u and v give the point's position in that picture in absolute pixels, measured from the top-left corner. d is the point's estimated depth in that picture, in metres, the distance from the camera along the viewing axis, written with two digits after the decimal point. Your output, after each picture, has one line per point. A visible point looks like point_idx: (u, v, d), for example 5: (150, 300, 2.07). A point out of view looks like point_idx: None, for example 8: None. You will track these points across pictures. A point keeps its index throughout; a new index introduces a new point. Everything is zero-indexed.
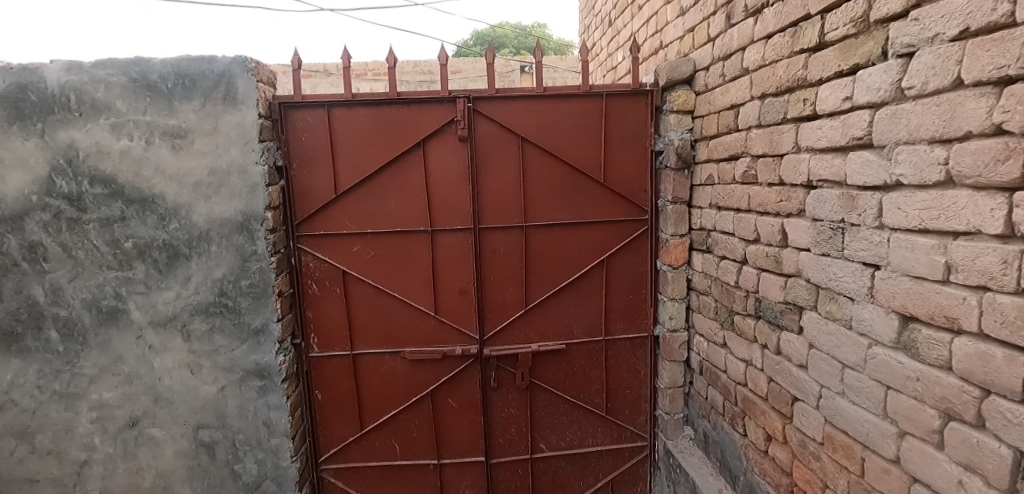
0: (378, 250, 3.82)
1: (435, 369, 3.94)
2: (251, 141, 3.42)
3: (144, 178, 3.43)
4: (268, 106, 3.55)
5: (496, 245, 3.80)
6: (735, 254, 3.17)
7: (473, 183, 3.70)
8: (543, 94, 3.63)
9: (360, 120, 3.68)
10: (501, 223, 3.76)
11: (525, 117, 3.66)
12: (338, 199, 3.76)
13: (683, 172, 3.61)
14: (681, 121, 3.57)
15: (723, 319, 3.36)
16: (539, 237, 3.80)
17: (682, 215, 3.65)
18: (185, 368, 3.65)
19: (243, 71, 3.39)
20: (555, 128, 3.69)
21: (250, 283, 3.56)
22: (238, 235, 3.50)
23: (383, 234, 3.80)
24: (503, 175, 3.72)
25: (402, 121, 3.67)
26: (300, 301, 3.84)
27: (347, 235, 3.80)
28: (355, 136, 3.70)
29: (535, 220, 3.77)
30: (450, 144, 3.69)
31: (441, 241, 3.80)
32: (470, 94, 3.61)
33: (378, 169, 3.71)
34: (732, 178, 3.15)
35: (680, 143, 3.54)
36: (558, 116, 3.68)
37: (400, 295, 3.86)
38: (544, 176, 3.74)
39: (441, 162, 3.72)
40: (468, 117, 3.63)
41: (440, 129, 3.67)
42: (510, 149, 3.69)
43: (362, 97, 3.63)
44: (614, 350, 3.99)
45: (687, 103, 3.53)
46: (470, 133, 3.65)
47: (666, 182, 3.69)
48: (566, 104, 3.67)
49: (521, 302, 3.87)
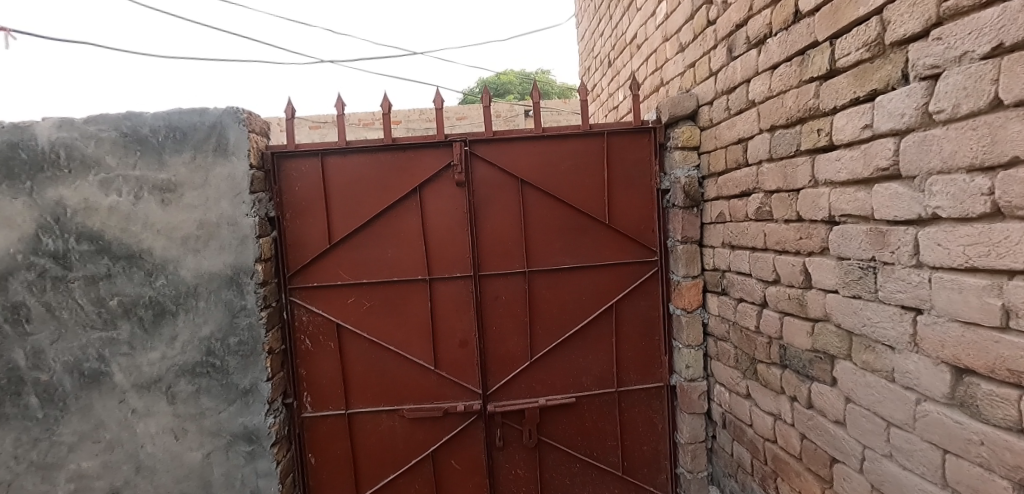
0: (374, 300, 3.64)
1: (436, 428, 3.66)
2: (241, 193, 3.32)
3: (132, 233, 3.32)
4: (260, 157, 3.47)
5: (498, 292, 3.60)
6: (753, 296, 2.90)
7: (472, 228, 3.54)
8: (542, 135, 3.52)
9: (354, 167, 3.58)
10: (502, 269, 3.58)
11: (524, 159, 3.54)
12: (332, 249, 3.61)
13: (691, 210, 3.43)
14: (687, 157, 3.41)
15: (744, 368, 3.06)
16: (543, 283, 3.60)
17: (693, 255, 3.44)
18: (168, 433, 3.42)
19: (235, 121, 3.33)
20: (556, 169, 3.55)
21: (238, 340, 3.37)
22: (227, 290, 3.35)
23: (379, 284, 3.63)
24: (503, 219, 3.56)
25: (397, 167, 3.56)
26: (292, 358, 3.63)
27: (342, 285, 3.63)
28: (349, 183, 3.59)
29: (538, 265, 3.59)
30: (447, 189, 3.56)
31: (440, 289, 3.62)
32: (467, 137, 3.50)
33: (373, 216, 3.58)
34: (744, 215, 2.94)
35: (687, 181, 3.37)
36: (558, 156, 3.55)
37: (398, 349, 3.64)
38: (545, 218, 3.57)
39: (438, 207, 3.58)
40: (465, 161, 3.51)
41: (437, 173, 3.55)
42: (510, 192, 3.55)
43: (357, 144, 3.54)
44: (629, 403, 3.70)
45: (692, 138, 3.38)
46: (468, 177, 3.52)
47: (675, 221, 3.50)
48: (567, 144, 3.55)
49: (526, 353, 3.63)
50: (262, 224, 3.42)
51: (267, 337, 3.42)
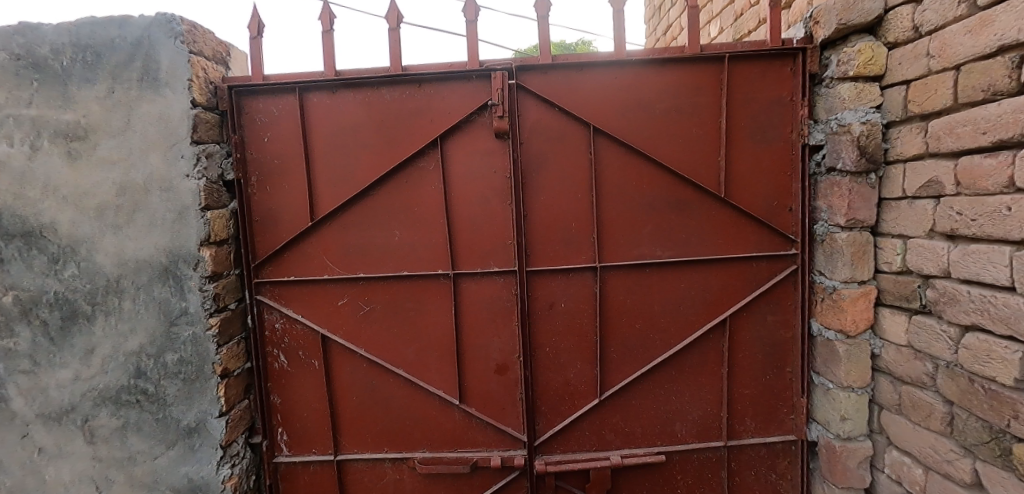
0: (376, 303, 2.55)
1: (460, 486, 2.58)
2: (178, 143, 2.26)
3: (29, 200, 2.27)
4: (208, 93, 2.38)
5: (555, 298, 2.43)
6: (1016, 328, 1.65)
7: (519, 201, 2.37)
8: (627, 62, 2.28)
9: (348, 111, 2.45)
10: (562, 263, 2.40)
11: (599, 96, 2.31)
12: (315, 230, 2.51)
13: (865, 177, 2.15)
14: (864, 93, 2.13)
15: (973, 441, 1.84)
16: (621, 285, 2.41)
17: (864, 247, 2.19)
18: (87, 483, 2.43)
19: (169, 36, 2.24)
20: (647, 113, 2.32)
21: (177, 359, 2.34)
22: (160, 286, 2.31)
23: (382, 280, 2.53)
24: (567, 188, 2.37)
25: (408, 110, 2.42)
26: (261, 381, 2.57)
27: (331, 282, 2.55)
28: (342, 133, 2.47)
29: (616, 258, 2.39)
30: (483, 141, 2.40)
31: (466, 291, 2.49)
32: (512, 63, 2.30)
33: (372, 183, 2.46)
34: (1001, 184, 1.68)
35: (863, 129, 2.09)
36: (653, 94, 2.31)
37: (407, 374, 2.55)
38: (627, 188, 2.36)
39: (469, 171, 2.43)
40: (510, 101, 2.32)
41: (467, 119, 2.39)
42: (577, 148, 2.35)
43: (352, 74, 2.39)
44: (741, 462, 2.52)
45: (873, 61, 2.10)
46: (513, 126, 2.35)
47: (832, 196, 2.24)
48: (665, 74, 2.30)
49: (593, 386, 2.48)
50: (211, 191, 2.34)
51: (219, 354, 2.37)
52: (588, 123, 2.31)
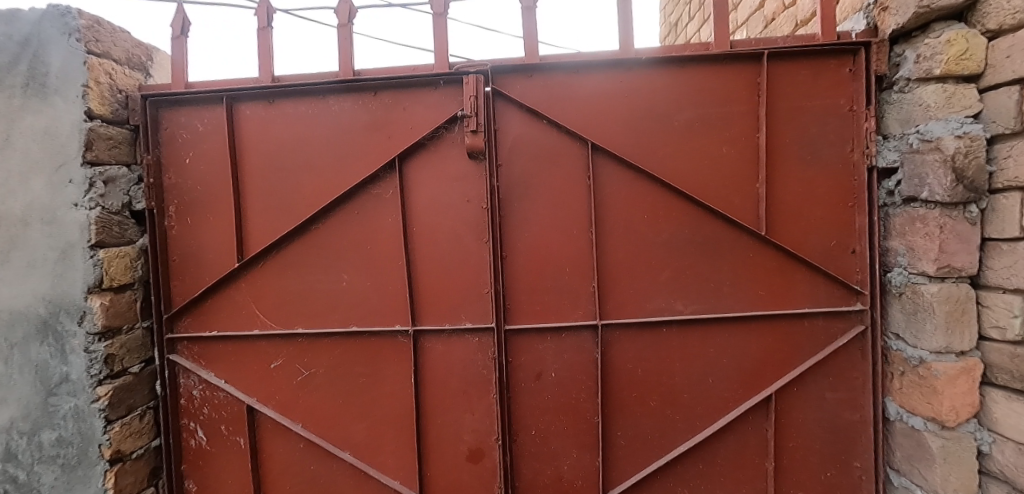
0: (317, 367, 2.01)
1: None
2: (66, 163, 1.82)
3: None
4: (114, 104, 1.93)
5: (544, 367, 1.87)
6: None
7: (495, 240, 1.84)
8: (635, 62, 1.78)
9: (287, 126, 1.97)
10: (551, 321, 1.84)
11: (600, 106, 1.80)
12: (245, 275, 2.01)
13: (962, 211, 1.58)
14: (956, 97, 1.57)
15: None
16: (630, 351, 1.84)
17: (963, 306, 1.61)
18: None
19: (63, 33, 1.82)
20: (662, 127, 1.80)
21: (55, 439, 1.83)
22: (37, 345, 1.82)
23: (325, 337, 2.00)
24: (558, 223, 1.83)
25: (361, 125, 1.93)
26: (170, 464, 2.05)
27: (262, 338, 2.02)
28: (280, 152, 1.98)
29: (623, 315, 1.83)
30: (451, 163, 1.89)
31: (429, 352, 1.95)
32: (490, 64, 1.80)
33: (314, 214, 1.95)
34: None
35: (959, 146, 1.53)
36: (669, 103, 1.79)
37: (354, 459, 1.99)
38: (637, 224, 1.81)
39: (435, 200, 1.91)
40: (487, 111, 1.82)
41: (432, 136, 1.90)
42: (571, 171, 1.82)
43: (291, 81, 1.92)
44: None
45: (969, 55, 1.54)
46: (490, 143, 1.82)
47: (913, 235, 1.67)
48: (686, 78, 1.79)
49: (594, 483, 1.89)
50: (106, 224, 1.88)
51: (108, 434, 1.86)
52: (586, 140, 1.78)
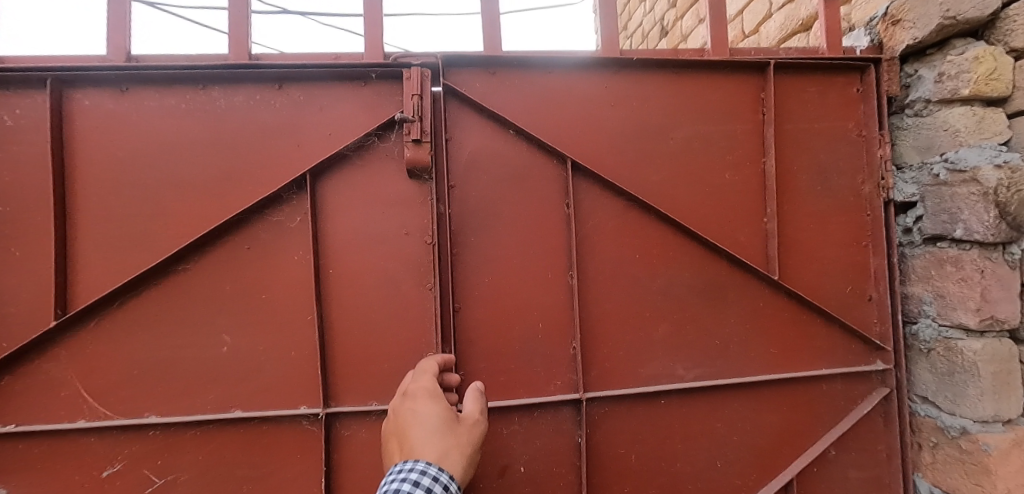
0: (180, 471, 1.38)
1: None
2: None
3: None
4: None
5: (509, 460, 1.38)
6: None
7: (444, 287, 1.35)
8: (623, 64, 1.43)
9: (146, 125, 1.39)
10: (519, 395, 1.37)
11: (581, 116, 1.41)
12: (68, 338, 1.35)
13: (1001, 253, 1.35)
14: (985, 122, 1.36)
15: None
16: (622, 432, 1.41)
17: (1007, 365, 1.36)
18: None
19: None
20: (656, 145, 1.44)
21: None
22: None
23: (192, 428, 1.38)
24: (528, 264, 1.39)
25: (257, 127, 1.40)
26: None
27: (90, 434, 1.36)
28: (133, 160, 1.39)
29: (612, 385, 1.40)
30: (385, 182, 1.41)
31: (349, 443, 1.40)
32: (442, 55, 1.37)
33: (183, 248, 1.35)
34: None
35: (999, 177, 1.31)
36: (664, 115, 1.45)
37: None
38: (628, 265, 1.42)
39: (361, 231, 1.41)
40: (435, 117, 1.37)
41: (359, 147, 1.41)
42: (544, 197, 1.40)
43: (156, 62, 1.36)
44: None
45: (998, 75, 1.35)
46: (439, 158, 1.37)
47: (944, 280, 1.42)
48: (682, 87, 1.46)
49: None
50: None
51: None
52: (565, 157, 1.38)
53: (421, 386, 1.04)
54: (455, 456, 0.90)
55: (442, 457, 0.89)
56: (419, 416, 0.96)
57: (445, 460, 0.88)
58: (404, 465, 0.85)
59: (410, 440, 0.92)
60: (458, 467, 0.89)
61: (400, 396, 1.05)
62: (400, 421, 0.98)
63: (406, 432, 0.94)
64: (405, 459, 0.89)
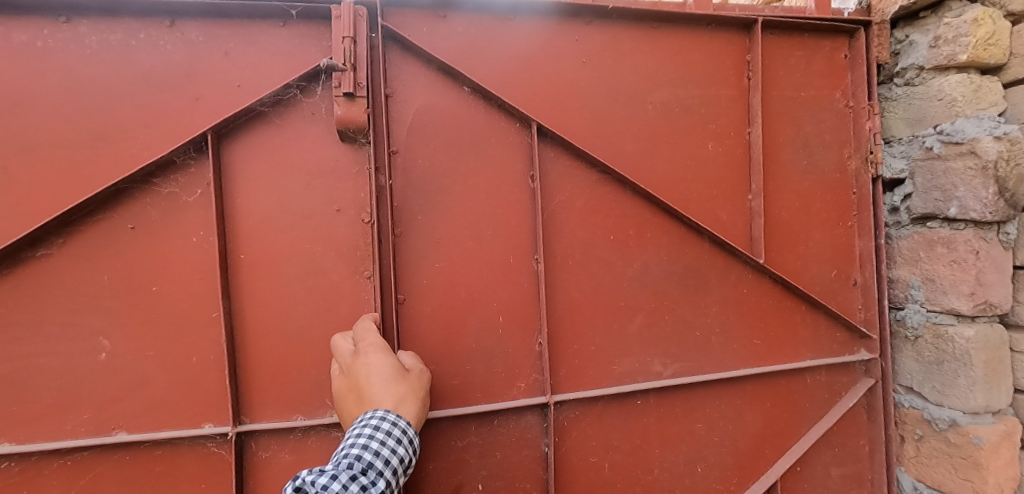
0: None
1: None
2: None
3: None
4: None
5: (464, 475, 1.17)
6: None
7: (382, 273, 1.11)
8: (596, 14, 1.23)
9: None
10: (475, 401, 1.16)
11: (548, 72, 1.20)
12: None
13: (996, 234, 1.26)
14: (982, 91, 1.26)
15: None
16: (593, 440, 1.23)
17: (998, 352, 1.28)
18: None
19: None
20: (634, 110, 1.25)
21: None
22: None
23: (58, 457, 1.06)
24: (488, 248, 1.18)
25: (139, 75, 1.08)
26: None
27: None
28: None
29: (583, 385, 1.21)
30: (308, 147, 1.15)
31: (266, 468, 1.14)
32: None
33: (41, 226, 1.01)
34: None
35: (1000, 151, 1.20)
36: (642, 75, 1.26)
37: None
38: (601, 248, 1.23)
39: (277, 208, 1.14)
40: (372, 67, 1.11)
41: (276, 101, 1.13)
42: (506, 167, 1.19)
43: None
44: None
45: (996, 40, 1.24)
46: (379, 119, 1.12)
47: (935, 263, 1.31)
48: (659, 45, 1.27)
49: None
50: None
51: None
52: (529, 119, 1.16)
53: (369, 339, 1.01)
54: (411, 401, 0.94)
55: (399, 406, 0.92)
56: (373, 369, 0.95)
57: (402, 408, 0.92)
58: (364, 415, 0.89)
59: (366, 392, 0.93)
60: (414, 412, 0.94)
61: (347, 352, 1.01)
62: (354, 374, 0.96)
63: (362, 386, 0.94)
64: (364, 410, 0.91)
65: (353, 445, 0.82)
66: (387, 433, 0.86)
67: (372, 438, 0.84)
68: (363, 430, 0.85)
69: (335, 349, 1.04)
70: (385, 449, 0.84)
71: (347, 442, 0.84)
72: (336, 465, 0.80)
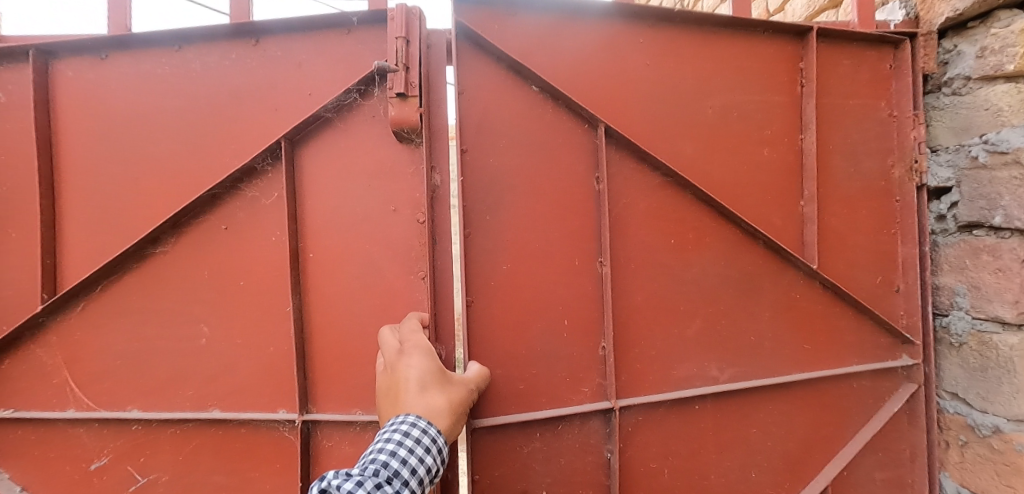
0: (160, 473, 1.20)
1: None
2: None
3: None
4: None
5: (533, 477, 1.20)
6: None
7: (431, 274, 1.14)
8: (659, 18, 1.26)
9: (122, 96, 1.18)
10: (540, 406, 1.19)
11: (612, 77, 1.23)
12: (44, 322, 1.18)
13: None
14: None
15: None
16: (655, 446, 1.25)
17: None
18: None
19: None
20: (691, 114, 1.28)
21: None
22: None
23: (169, 426, 1.19)
24: (553, 249, 1.21)
25: (229, 90, 1.17)
26: None
27: (81, 423, 1.20)
28: (121, 134, 1.19)
29: (643, 390, 1.24)
30: (366, 150, 1.18)
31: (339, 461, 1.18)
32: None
33: (158, 228, 1.14)
34: None
35: None
36: (701, 82, 1.29)
37: None
38: (659, 252, 1.25)
39: (343, 212, 1.18)
40: (423, 68, 1.14)
41: (338, 105, 1.17)
42: (570, 171, 1.22)
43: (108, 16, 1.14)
44: None
45: None
46: (428, 121, 1.15)
47: (981, 270, 1.32)
48: (715, 49, 1.30)
49: None
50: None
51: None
52: (596, 120, 1.19)
53: (415, 339, 1.03)
54: (445, 410, 0.95)
55: (431, 413, 0.94)
56: (413, 372, 0.97)
57: (435, 416, 0.94)
58: (396, 418, 0.92)
59: (402, 395, 0.95)
60: (446, 420, 0.95)
61: (393, 348, 1.03)
62: (396, 373, 0.98)
63: (400, 387, 0.96)
64: (397, 412, 0.94)
65: (381, 450, 0.86)
66: (417, 440, 0.88)
67: (400, 446, 0.86)
68: (393, 435, 0.88)
69: (381, 341, 1.07)
70: (413, 457, 0.86)
71: (376, 445, 0.87)
72: (363, 470, 0.83)
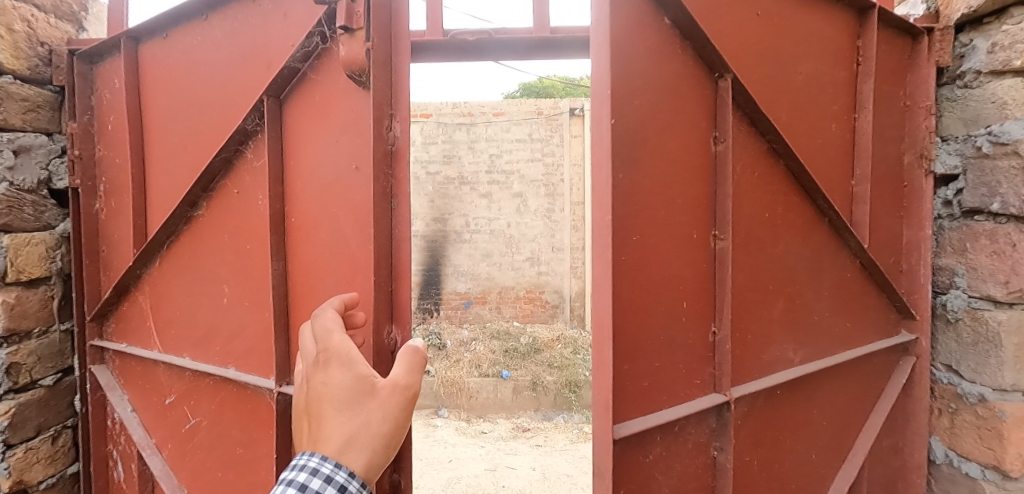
0: (200, 415, 1.71)
1: None
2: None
3: None
4: (32, 59, 2.00)
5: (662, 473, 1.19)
6: None
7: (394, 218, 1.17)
8: None
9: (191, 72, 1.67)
10: (660, 404, 1.18)
11: None
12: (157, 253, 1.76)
13: None
14: None
15: None
16: (750, 434, 1.31)
17: None
18: None
19: None
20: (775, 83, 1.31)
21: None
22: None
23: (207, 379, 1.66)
24: (679, 217, 1.20)
25: (249, 55, 1.49)
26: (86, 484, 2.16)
27: (159, 362, 1.82)
28: (187, 115, 1.70)
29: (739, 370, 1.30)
30: (340, 102, 1.27)
31: None
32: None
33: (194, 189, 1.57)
34: None
35: None
36: (784, 51, 1.34)
37: None
38: (758, 223, 1.32)
39: (321, 174, 1.34)
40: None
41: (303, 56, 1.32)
42: (693, 127, 1.22)
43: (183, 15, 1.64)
44: None
45: None
46: (382, 59, 1.11)
47: (980, 253, 1.43)
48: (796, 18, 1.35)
49: None
50: (12, 204, 1.92)
51: (8, 461, 1.89)
52: (727, 69, 1.20)
53: (332, 350, 0.92)
54: (363, 438, 0.83)
55: (345, 447, 0.82)
56: (330, 394, 0.86)
57: (348, 452, 0.81)
58: (302, 456, 0.82)
59: (318, 422, 0.84)
60: (365, 452, 0.83)
61: (310, 360, 0.93)
62: (314, 394, 0.88)
63: (316, 410, 0.86)
64: (309, 446, 0.84)
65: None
66: (324, 480, 0.79)
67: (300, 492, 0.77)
68: (294, 476, 0.79)
69: (302, 347, 0.97)
70: None
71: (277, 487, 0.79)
72: None
